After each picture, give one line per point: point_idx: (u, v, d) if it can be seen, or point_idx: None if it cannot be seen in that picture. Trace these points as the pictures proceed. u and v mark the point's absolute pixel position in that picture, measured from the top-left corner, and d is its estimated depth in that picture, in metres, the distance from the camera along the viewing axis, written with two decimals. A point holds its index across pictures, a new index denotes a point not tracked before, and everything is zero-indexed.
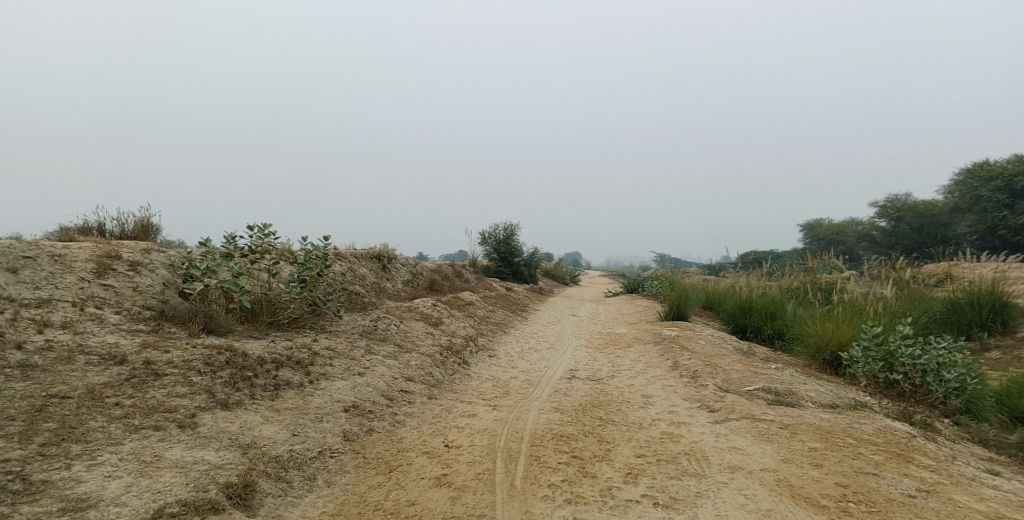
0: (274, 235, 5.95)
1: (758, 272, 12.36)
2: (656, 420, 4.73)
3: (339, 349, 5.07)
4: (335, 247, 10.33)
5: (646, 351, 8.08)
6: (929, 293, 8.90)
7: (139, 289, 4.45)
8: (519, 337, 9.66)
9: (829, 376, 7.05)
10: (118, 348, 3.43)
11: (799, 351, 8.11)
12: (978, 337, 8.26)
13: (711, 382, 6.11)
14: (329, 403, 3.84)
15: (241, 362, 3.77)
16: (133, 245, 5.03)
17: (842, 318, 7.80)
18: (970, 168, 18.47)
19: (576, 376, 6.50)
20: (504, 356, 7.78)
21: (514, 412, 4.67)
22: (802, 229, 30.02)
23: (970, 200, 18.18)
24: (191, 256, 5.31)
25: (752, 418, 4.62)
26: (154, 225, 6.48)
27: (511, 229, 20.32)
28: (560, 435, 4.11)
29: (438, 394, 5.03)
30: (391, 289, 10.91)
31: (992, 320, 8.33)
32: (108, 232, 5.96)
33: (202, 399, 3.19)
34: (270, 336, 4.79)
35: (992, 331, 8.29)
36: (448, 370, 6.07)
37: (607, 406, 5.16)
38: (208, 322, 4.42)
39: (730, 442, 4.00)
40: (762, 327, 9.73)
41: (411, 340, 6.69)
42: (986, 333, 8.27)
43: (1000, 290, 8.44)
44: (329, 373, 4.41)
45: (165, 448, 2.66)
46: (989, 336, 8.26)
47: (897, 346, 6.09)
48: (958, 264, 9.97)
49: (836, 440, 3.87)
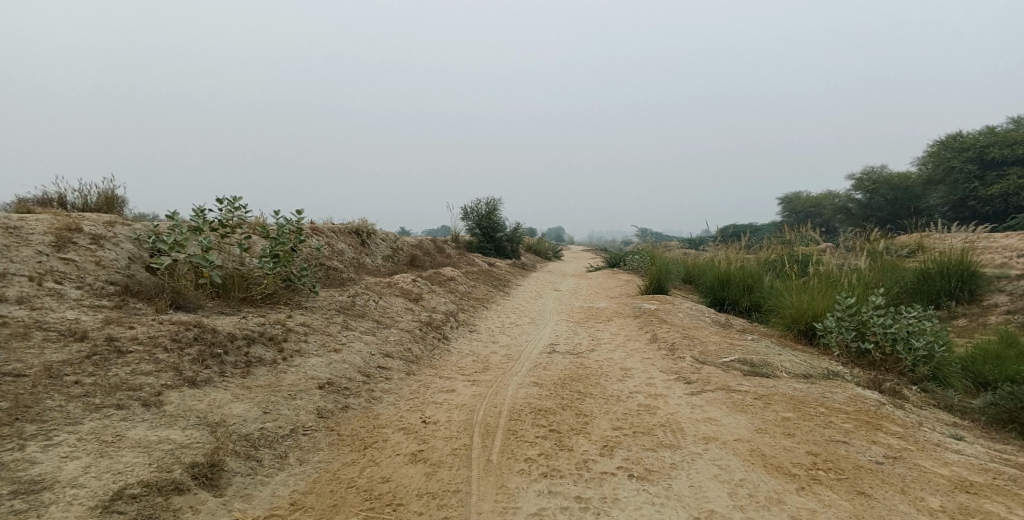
0: (245, 209, 5.76)
1: (737, 245, 12.50)
2: (634, 393, 4.77)
3: (315, 325, 4.98)
4: (312, 222, 10.10)
5: (626, 324, 8.14)
6: (900, 264, 9.12)
7: (101, 263, 4.26)
8: (500, 312, 9.66)
9: (803, 347, 7.20)
10: (79, 323, 3.27)
11: (775, 322, 8.25)
12: (946, 306, 8.51)
13: (689, 354, 6.19)
14: (303, 381, 3.76)
15: (210, 339, 3.65)
16: (94, 218, 4.80)
17: (817, 289, 7.93)
18: (944, 140, 18.78)
19: (556, 350, 6.53)
20: (485, 331, 7.76)
21: (492, 387, 4.66)
22: (781, 202, 30.41)
23: (943, 172, 18.56)
24: (158, 229, 5.11)
25: (727, 390, 4.68)
26: (119, 197, 6.21)
27: (493, 203, 20.14)
28: (538, 409, 4.12)
29: (417, 370, 4.99)
30: (371, 265, 10.77)
31: (960, 290, 8.56)
32: (69, 205, 5.70)
33: (169, 377, 3.07)
34: (242, 312, 4.66)
35: (960, 301, 8.53)
36: (428, 346, 6.03)
37: (586, 379, 5.19)
38: (177, 298, 4.26)
39: (706, 413, 4.05)
40: (739, 299, 9.87)
41: (391, 315, 6.61)
42: (954, 302, 8.51)
43: (969, 259, 8.68)
44: (304, 349, 4.32)
45: (127, 427, 2.56)
46: (957, 306, 8.50)
47: (869, 316, 6.21)
48: (929, 235, 10.19)
49: (808, 410, 3.95)
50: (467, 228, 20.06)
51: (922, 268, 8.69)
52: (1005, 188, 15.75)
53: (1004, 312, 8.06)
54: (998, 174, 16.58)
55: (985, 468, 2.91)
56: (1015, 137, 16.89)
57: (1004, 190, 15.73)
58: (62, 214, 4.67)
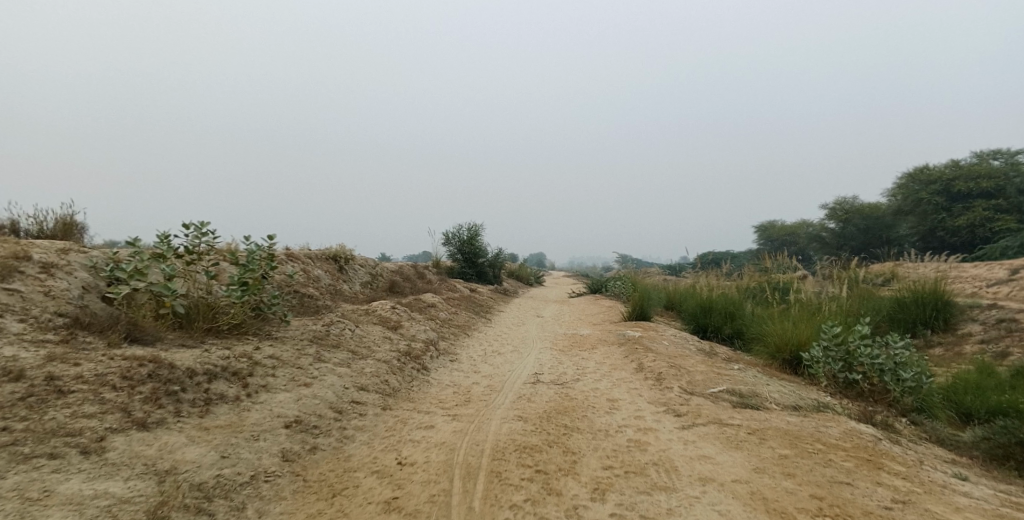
0: (213, 234, 5.48)
1: (717, 273, 12.52)
2: (623, 427, 4.56)
3: (285, 358, 4.67)
4: (286, 248, 9.80)
5: (611, 352, 7.95)
6: (876, 292, 9.21)
7: (51, 294, 3.93)
8: (481, 340, 9.39)
9: (789, 376, 7.10)
10: (16, 361, 2.95)
11: (759, 351, 8.16)
12: (922, 335, 8.58)
13: (676, 385, 6.02)
14: (268, 419, 3.47)
15: (166, 375, 3.35)
16: (46, 245, 4.49)
17: (800, 317, 7.89)
18: (911, 173, 19.45)
19: (540, 380, 6.29)
20: (466, 360, 7.49)
21: (474, 422, 4.40)
22: (757, 230, 30.99)
23: (911, 203, 19.13)
24: (118, 257, 4.81)
25: (719, 424, 4.51)
26: (78, 223, 5.89)
27: (474, 229, 19.99)
28: (523, 446, 3.87)
29: (393, 404, 4.70)
30: (349, 292, 10.44)
31: (935, 318, 8.64)
32: (22, 231, 5.36)
33: (115, 419, 2.77)
34: (206, 344, 4.34)
35: (935, 329, 8.61)
36: (406, 377, 5.74)
37: (572, 412, 4.97)
38: (133, 330, 3.94)
39: (699, 450, 3.86)
40: (722, 327, 9.80)
41: (367, 345, 6.32)
42: (930, 330, 8.59)
43: (942, 288, 8.81)
44: (271, 384, 4.03)
45: (59, 481, 2.24)
46: (932, 334, 8.58)
47: (856, 346, 6.13)
48: (903, 264, 10.38)
49: (805, 446, 3.79)
50: (449, 253, 19.82)
51: (898, 295, 8.76)
52: (971, 219, 16.33)
53: (978, 341, 8.15)
54: (965, 207, 17.16)
55: (998, 513, 2.78)
56: (979, 171, 17.55)
57: (970, 220, 16.28)
58: (10, 241, 4.35)
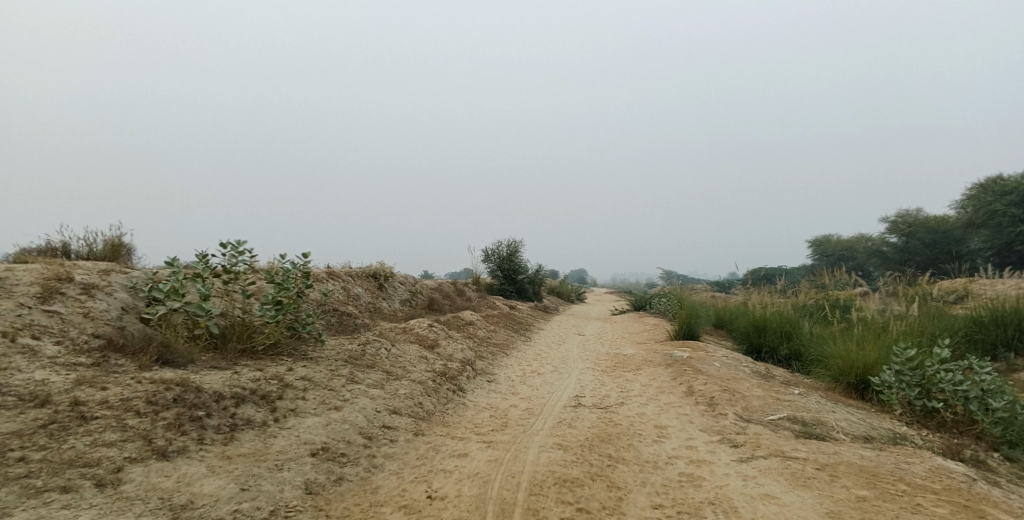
0: (250, 253, 5.48)
1: (769, 289, 11.82)
2: (673, 458, 4.16)
3: (317, 380, 4.55)
4: (328, 267, 9.90)
5: (657, 374, 7.50)
6: (949, 310, 8.39)
7: (90, 315, 3.97)
8: (521, 359, 9.10)
9: (856, 402, 6.46)
10: (45, 386, 2.91)
11: (821, 373, 7.50)
12: (1004, 358, 7.57)
13: (731, 411, 5.54)
14: (294, 446, 3.32)
15: (192, 399, 3.26)
16: (90, 266, 4.59)
17: (865, 337, 7.22)
18: (984, 183, 18.01)
19: (582, 404, 5.94)
20: (504, 381, 7.22)
21: (510, 451, 4.11)
22: (811, 244, 29.52)
23: (984, 214, 17.67)
24: (158, 277, 4.86)
25: (782, 457, 4.04)
26: (127, 244, 6.07)
27: (514, 246, 19.84)
28: (563, 479, 3.56)
29: (426, 429, 4.48)
30: (388, 309, 10.41)
31: (1019, 339, 7.64)
32: (74, 252, 5.55)
33: (135, 448, 2.67)
34: (238, 366, 4.26)
35: (1019, 351, 7.59)
36: (441, 400, 5.53)
37: (617, 440, 4.60)
38: (165, 352, 3.91)
39: (761, 488, 3.43)
40: (777, 346, 9.13)
41: (403, 365, 6.16)
42: (1013, 353, 7.58)
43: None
44: (300, 407, 3.89)
45: (66, 518, 2.12)
46: (1016, 357, 7.56)
47: (935, 371, 5.49)
48: (979, 281, 9.47)
49: (886, 486, 3.30)
50: (488, 270, 19.74)
51: (976, 313, 7.92)
52: None
53: None
54: None
55: None
56: None
57: None
58: (56, 262, 4.46)
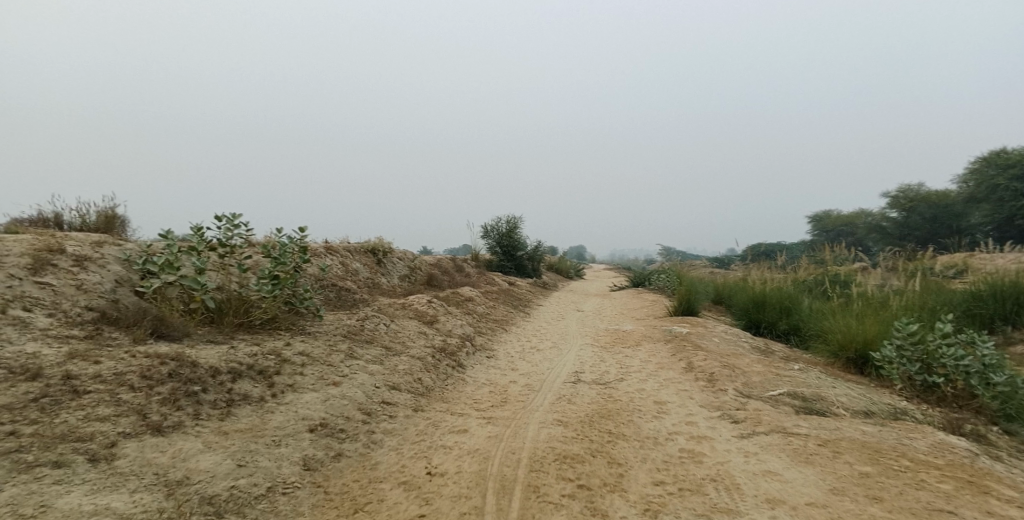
0: (246, 226, 5.37)
1: (769, 265, 11.77)
2: (673, 435, 4.14)
3: (315, 355, 4.50)
4: (325, 242, 9.79)
5: (657, 350, 7.49)
6: (947, 285, 8.37)
7: (82, 287, 3.88)
8: (520, 335, 9.08)
9: (855, 378, 6.46)
10: (36, 359, 2.84)
11: (821, 349, 7.48)
12: (1001, 331, 7.57)
13: (731, 387, 5.52)
14: (292, 422, 3.28)
15: (188, 374, 3.20)
16: (81, 238, 4.48)
17: (865, 312, 7.19)
18: (987, 157, 17.82)
19: (582, 380, 5.92)
20: (503, 357, 7.20)
21: (510, 427, 4.09)
22: (810, 220, 29.41)
23: (986, 189, 17.54)
24: (152, 249, 4.76)
25: (784, 433, 4.02)
26: (120, 217, 5.94)
27: (513, 221, 19.71)
28: (563, 455, 3.53)
29: (425, 405, 4.45)
30: (386, 285, 10.34)
31: (1016, 313, 7.63)
32: (65, 224, 5.43)
33: (129, 423, 2.62)
34: (234, 341, 4.20)
35: (1017, 324, 7.59)
36: (440, 375, 5.50)
37: (617, 416, 4.58)
38: (160, 325, 3.83)
39: (762, 464, 3.41)
40: (777, 323, 9.11)
41: (402, 341, 6.11)
42: (1011, 327, 7.57)
43: None
44: (298, 383, 3.85)
45: (58, 494, 2.07)
46: (1014, 330, 7.56)
47: (936, 346, 5.46)
48: (980, 256, 9.41)
49: (889, 463, 3.28)
50: (487, 246, 19.65)
51: (975, 287, 7.89)
52: None
53: None
54: None
55: None
56: None
57: None
58: (46, 234, 4.35)
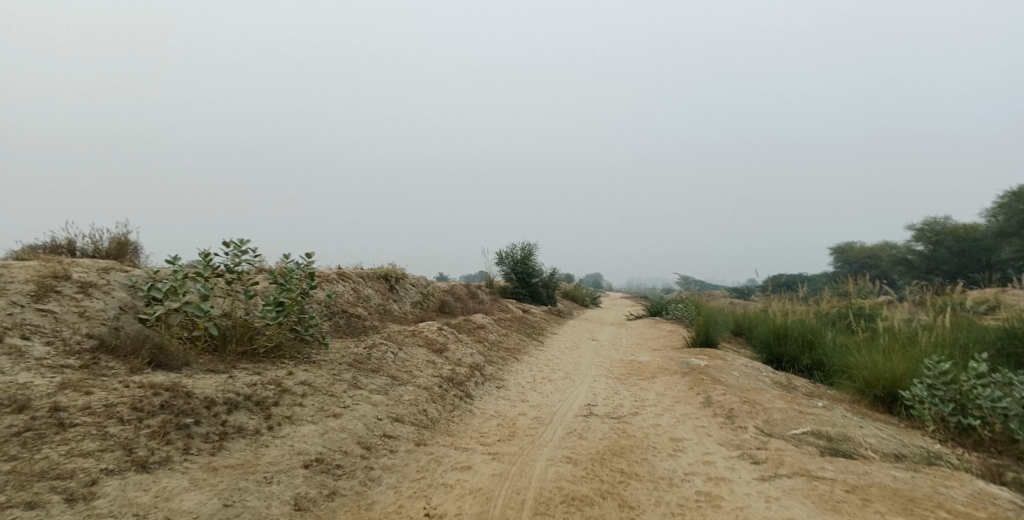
0: (254, 252, 5.34)
1: (789, 296, 11.43)
2: (689, 475, 3.89)
3: (317, 384, 4.38)
4: (338, 268, 9.80)
5: (673, 383, 7.21)
6: (978, 321, 7.99)
7: (85, 314, 3.85)
8: (532, 365, 8.86)
9: (884, 416, 6.10)
10: (27, 390, 2.78)
11: (846, 384, 7.13)
12: None
13: (751, 424, 5.24)
14: (286, 457, 3.14)
15: (181, 405, 3.10)
16: (89, 264, 4.49)
17: (892, 348, 6.86)
18: (1016, 190, 17.35)
19: (594, 413, 5.69)
20: (514, 387, 6.99)
21: (516, 464, 3.88)
22: (832, 251, 28.79)
23: (1016, 223, 16.96)
24: (158, 276, 4.75)
25: (808, 476, 3.75)
26: (133, 242, 5.99)
27: (528, 248, 19.63)
28: (570, 497, 3.32)
29: (429, 439, 4.28)
30: (398, 312, 10.26)
31: None
32: (79, 249, 5.48)
33: (114, 459, 2.52)
34: (234, 370, 4.11)
35: None
36: (447, 407, 5.33)
37: (629, 454, 4.35)
38: (159, 354, 3.77)
39: (785, 511, 3.15)
40: (799, 356, 8.75)
41: (409, 370, 5.98)
42: None
43: None
44: (296, 415, 3.72)
45: None
46: None
47: (971, 386, 5.13)
48: (1013, 291, 8.99)
49: (926, 514, 3.00)
50: (502, 273, 19.57)
51: (1008, 323, 7.52)
52: None
53: None
54: None
55: None
56: None
57: None
58: (55, 260, 4.37)
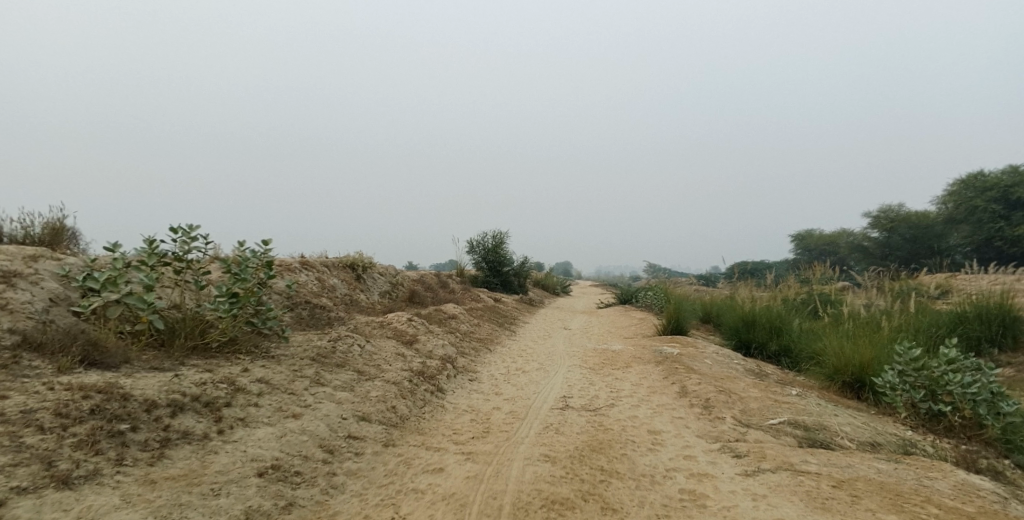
0: (205, 239, 4.92)
1: (755, 282, 11.57)
2: (672, 471, 3.76)
3: (275, 382, 4.05)
4: (300, 257, 9.31)
5: (648, 372, 7.12)
6: (931, 305, 8.22)
7: (7, 307, 3.40)
8: (505, 356, 8.64)
9: (853, 403, 6.15)
10: None
11: (815, 371, 7.18)
12: (988, 354, 7.26)
13: (728, 415, 5.16)
14: (239, 465, 2.83)
15: (115, 409, 2.75)
16: (13, 251, 4.01)
17: (858, 333, 6.94)
18: (965, 179, 18.08)
19: (570, 406, 5.52)
20: (487, 380, 6.77)
21: (491, 464, 3.65)
22: (794, 239, 29.60)
23: (965, 211, 17.65)
24: (95, 264, 4.29)
25: (792, 470, 3.66)
26: (69, 228, 5.45)
27: (499, 236, 19.34)
28: (551, 501, 3.11)
29: (398, 438, 4.02)
30: (365, 302, 9.85)
31: (1002, 336, 7.32)
32: (4, 236, 4.92)
33: (28, 475, 2.16)
34: (182, 367, 3.73)
35: (1003, 348, 7.28)
36: (417, 402, 5.06)
37: (609, 450, 4.19)
38: (92, 352, 3.36)
39: (774, 511, 3.03)
40: (767, 343, 8.82)
41: (376, 363, 5.67)
42: (997, 350, 7.27)
43: (1010, 301, 7.50)
44: (250, 417, 3.39)
45: None
46: (1000, 354, 7.26)
47: (941, 372, 5.17)
48: (963, 276, 9.26)
49: (916, 510, 2.92)
50: (473, 262, 19.25)
51: (961, 308, 7.71)
52: None
53: None
54: None
55: None
56: None
57: None
58: None
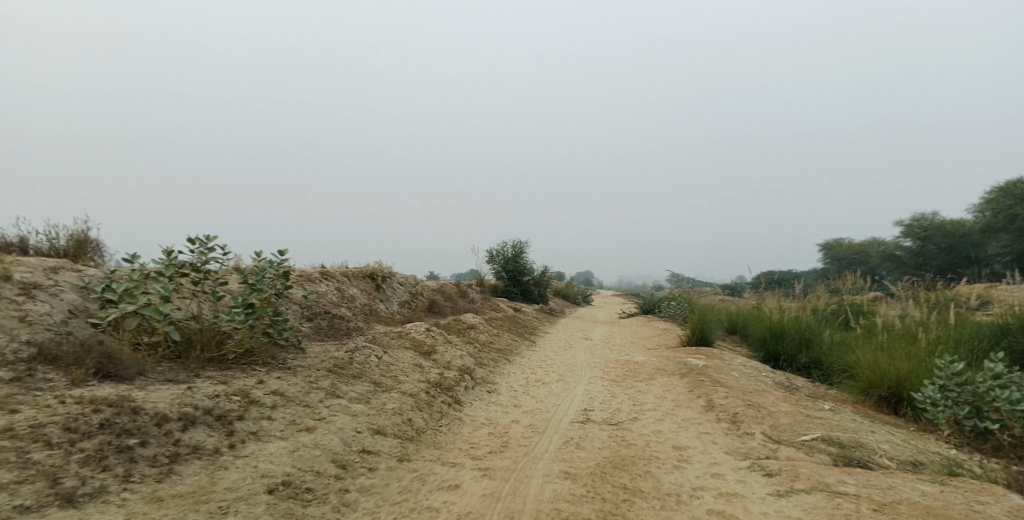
0: (223, 250, 4.93)
1: (782, 292, 11.21)
2: (698, 490, 3.57)
3: (290, 394, 3.99)
4: (321, 267, 9.35)
5: (672, 385, 6.89)
6: (971, 316, 7.81)
7: (27, 319, 3.41)
8: (524, 366, 8.49)
9: (890, 419, 5.83)
10: None
11: (848, 385, 6.85)
12: None
13: (757, 430, 4.93)
14: (249, 481, 2.76)
15: (125, 424, 2.71)
16: (36, 263, 4.06)
17: (893, 345, 6.60)
18: (1004, 186, 17.32)
19: (591, 419, 5.34)
20: (505, 391, 6.63)
21: (508, 481, 3.52)
22: (822, 248, 28.79)
23: (1005, 219, 16.87)
24: (114, 276, 4.32)
25: (829, 491, 3.44)
26: (93, 240, 5.54)
27: (519, 246, 19.24)
28: None
29: (413, 453, 3.92)
30: (384, 312, 9.84)
31: None
32: (31, 249, 5.02)
33: (32, 492, 2.12)
34: (196, 379, 3.70)
35: None
36: (434, 415, 4.96)
37: (633, 466, 4.01)
38: (106, 364, 3.35)
39: None
40: (797, 355, 8.48)
41: (393, 374, 5.59)
42: None
43: None
44: (263, 430, 3.33)
45: None
46: None
47: (987, 388, 4.84)
48: (1005, 286, 8.78)
49: None
50: (493, 271, 19.18)
51: (1004, 319, 7.30)
52: None
53: None
54: None
55: None
56: None
57: None
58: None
